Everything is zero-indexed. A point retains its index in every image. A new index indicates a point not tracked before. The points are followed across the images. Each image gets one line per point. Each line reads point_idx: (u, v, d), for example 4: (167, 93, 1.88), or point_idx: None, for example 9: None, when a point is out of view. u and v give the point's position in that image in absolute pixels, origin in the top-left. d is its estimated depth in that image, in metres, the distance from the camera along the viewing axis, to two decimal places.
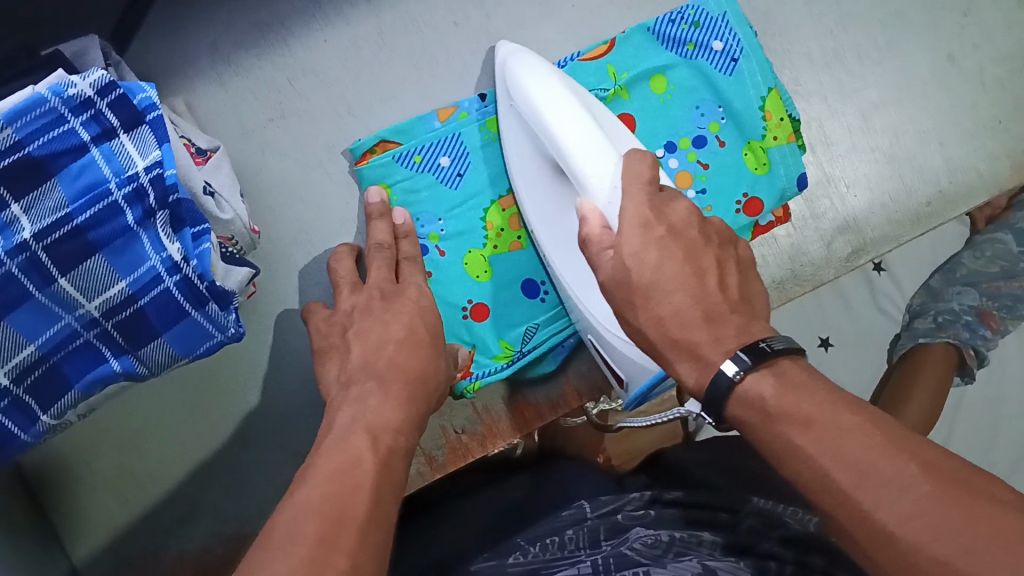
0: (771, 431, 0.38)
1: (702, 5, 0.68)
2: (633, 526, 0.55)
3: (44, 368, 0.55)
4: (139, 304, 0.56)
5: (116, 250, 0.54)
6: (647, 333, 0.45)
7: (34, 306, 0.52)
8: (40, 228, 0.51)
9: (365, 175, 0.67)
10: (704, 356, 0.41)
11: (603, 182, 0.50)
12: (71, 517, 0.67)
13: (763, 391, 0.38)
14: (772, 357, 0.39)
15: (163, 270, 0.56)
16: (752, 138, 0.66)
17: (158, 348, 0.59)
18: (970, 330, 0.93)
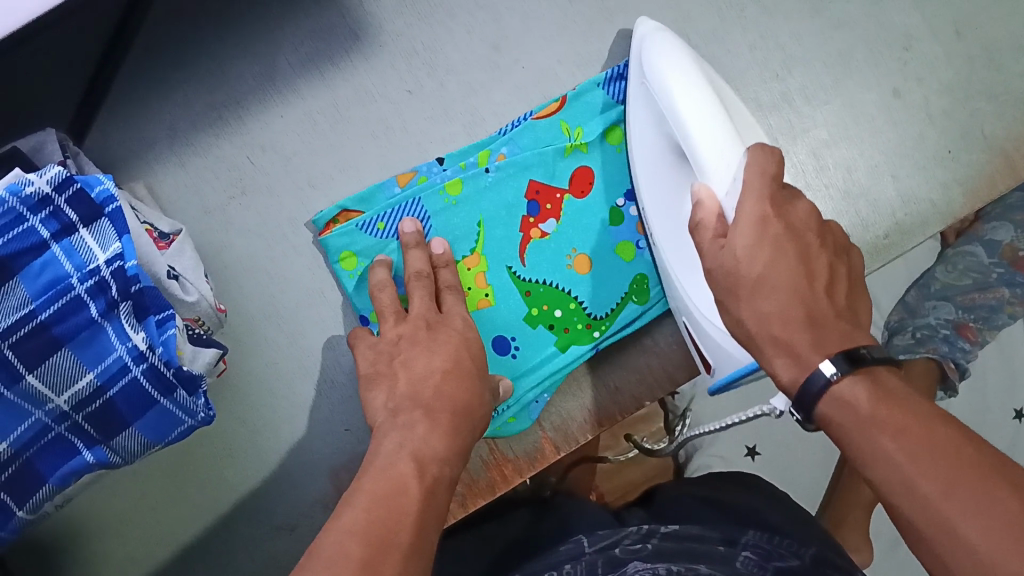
0: (862, 429, 0.41)
1: None
2: (630, 560, 0.59)
3: (18, 464, 0.57)
4: (108, 394, 0.57)
5: (82, 344, 0.55)
6: (749, 327, 0.48)
7: (4, 403, 0.54)
8: (4, 326, 0.53)
9: (330, 244, 0.68)
10: (802, 357, 0.45)
11: (722, 174, 0.55)
12: None
13: (857, 396, 0.41)
14: (869, 365, 0.42)
15: (129, 359, 0.56)
16: None
17: (130, 437, 0.59)
18: (949, 345, 0.94)
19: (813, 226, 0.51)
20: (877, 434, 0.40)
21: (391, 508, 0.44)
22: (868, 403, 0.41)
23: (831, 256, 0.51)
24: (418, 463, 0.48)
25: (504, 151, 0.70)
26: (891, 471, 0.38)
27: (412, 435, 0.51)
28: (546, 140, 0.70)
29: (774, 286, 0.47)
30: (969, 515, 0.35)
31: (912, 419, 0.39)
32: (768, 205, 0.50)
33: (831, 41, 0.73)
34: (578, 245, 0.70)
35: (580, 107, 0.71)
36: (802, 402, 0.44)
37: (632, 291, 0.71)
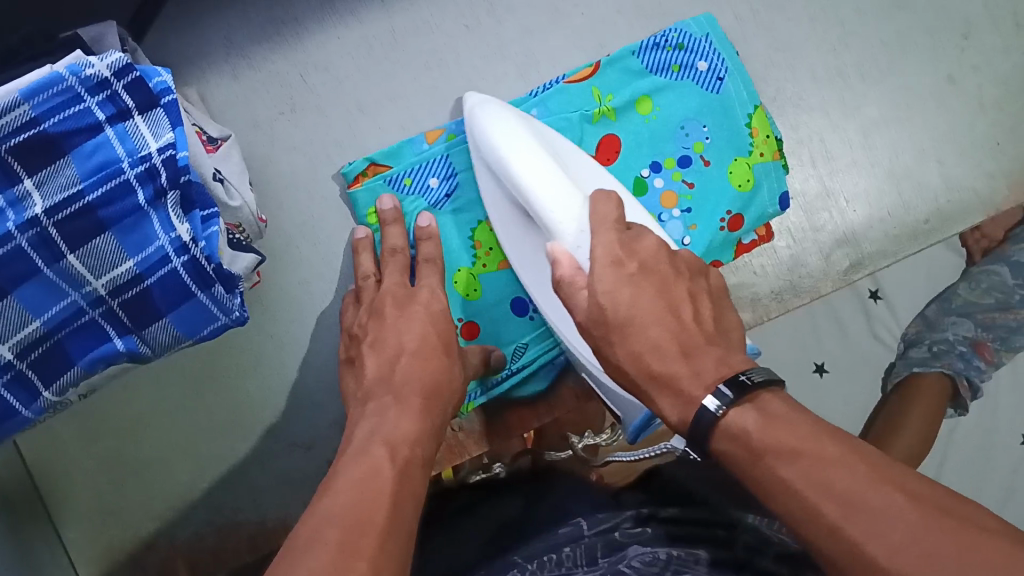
0: (756, 462, 0.38)
1: (684, 27, 0.70)
2: (629, 544, 0.53)
3: (47, 345, 0.56)
4: (145, 284, 0.57)
5: (127, 230, 0.55)
6: (627, 369, 0.46)
7: (42, 282, 0.53)
8: (51, 204, 0.52)
9: (359, 198, 0.68)
10: (684, 391, 0.42)
11: (573, 227, 0.51)
12: (63, 501, 0.68)
13: (745, 424, 0.39)
14: (753, 391, 0.40)
15: (171, 251, 0.56)
16: (739, 154, 0.69)
17: (161, 329, 0.59)
18: (965, 361, 0.91)
19: (665, 257, 0.49)
20: (775, 461, 0.38)
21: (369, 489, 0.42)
22: (756, 430, 0.39)
23: (688, 283, 0.49)
24: (391, 444, 0.47)
25: (533, 113, 0.69)
26: (791, 501, 0.37)
27: (385, 418, 0.50)
28: (576, 105, 0.69)
29: (640, 323, 0.45)
30: (874, 535, 0.34)
31: (810, 438, 0.37)
32: (620, 245, 0.48)
33: (891, 21, 0.73)
34: None
35: (612, 75, 0.69)
36: (692, 438, 0.42)
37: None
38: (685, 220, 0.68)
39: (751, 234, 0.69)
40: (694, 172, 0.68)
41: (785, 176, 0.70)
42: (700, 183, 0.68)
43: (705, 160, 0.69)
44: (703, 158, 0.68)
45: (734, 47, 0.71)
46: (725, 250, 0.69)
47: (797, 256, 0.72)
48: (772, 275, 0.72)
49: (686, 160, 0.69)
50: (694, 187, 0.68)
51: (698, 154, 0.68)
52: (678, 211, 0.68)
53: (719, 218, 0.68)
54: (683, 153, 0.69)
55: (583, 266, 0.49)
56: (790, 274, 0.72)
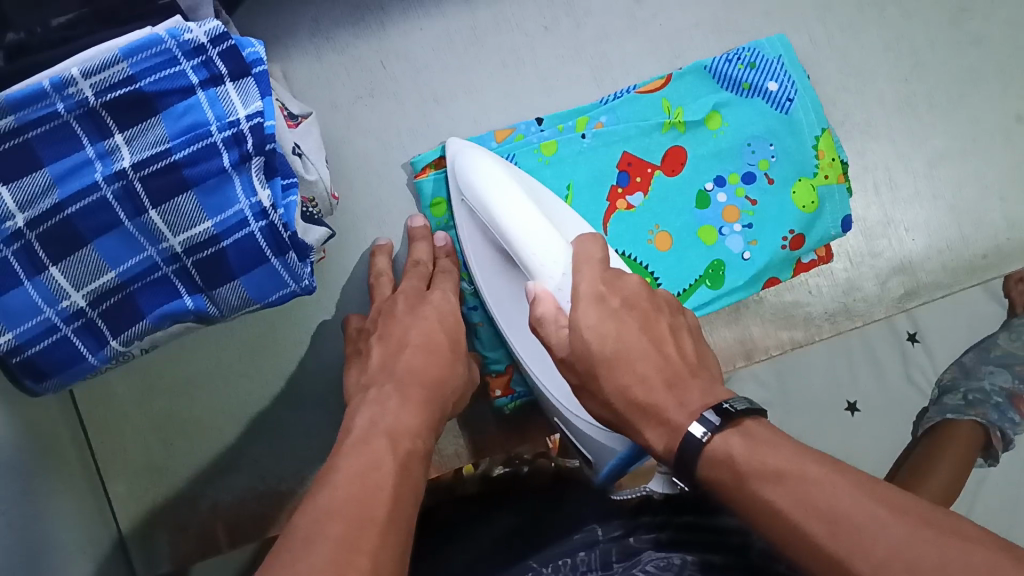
0: (741, 488, 0.36)
1: (758, 47, 0.71)
2: (645, 551, 0.51)
3: (119, 297, 0.56)
4: (221, 245, 0.57)
5: (209, 191, 0.56)
6: (614, 402, 0.42)
7: (122, 234, 0.55)
8: (139, 159, 0.54)
9: (425, 188, 0.69)
10: (670, 419, 0.39)
11: (555, 269, 0.51)
12: (112, 455, 0.69)
13: (730, 449, 0.37)
14: (737, 417, 0.37)
15: (250, 215, 0.57)
16: (803, 175, 0.69)
17: (232, 292, 0.59)
18: (999, 413, 0.68)
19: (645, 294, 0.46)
20: (755, 483, 0.35)
21: (368, 485, 0.39)
22: (773, 456, 0.36)
23: (668, 318, 0.46)
24: (394, 436, 0.44)
25: (603, 119, 0.70)
26: (773, 524, 0.34)
27: (386, 407, 0.48)
28: (645, 114, 0.70)
29: (628, 349, 0.42)
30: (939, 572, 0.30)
31: (793, 459, 0.35)
32: (601, 283, 0.46)
33: (965, 58, 0.75)
34: (661, 221, 0.68)
35: (684, 86, 0.70)
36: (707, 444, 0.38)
37: (708, 275, 0.68)
38: (746, 235, 0.68)
39: (810, 253, 0.70)
40: (758, 189, 0.69)
41: (849, 199, 0.70)
42: (762, 200, 0.69)
43: (770, 178, 0.69)
44: (767, 176, 0.69)
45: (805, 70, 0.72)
46: (784, 268, 0.70)
47: (853, 279, 0.73)
48: (827, 295, 0.73)
49: (751, 177, 0.69)
50: (756, 204, 0.69)
51: (763, 172, 0.69)
52: (739, 226, 0.69)
53: (781, 237, 0.69)
54: (748, 169, 0.69)
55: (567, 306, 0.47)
56: (846, 296, 0.73)
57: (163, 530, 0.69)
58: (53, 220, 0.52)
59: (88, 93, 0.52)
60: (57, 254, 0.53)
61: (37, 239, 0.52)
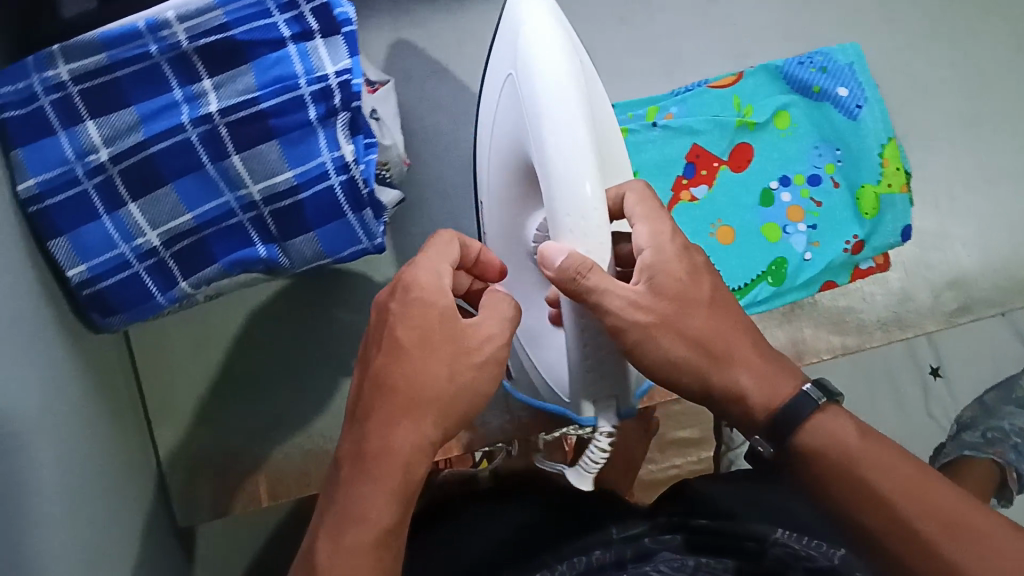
0: (848, 469, 0.38)
1: (829, 53, 0.73)
2: (661, 539, 0.48)
3: (192, 240, 0.54)
4: (300, 197, 0.55)
5: (293, 142, 0.54)
6: (687, 357, 0.42)
7: (202, 177, 0.53)
8: (225, 104, 0.52)
9: None
10: (762, 369, 0.42)
11: (575, 218, 0.41)
12: (164, 402, 0.69)
13: (845, 435, 0.39)
14: (833, 398, 0.41)
15: (332, 169, 0.55)
16: (866, 182, 0.71)
17: (307, 244, 0.56)
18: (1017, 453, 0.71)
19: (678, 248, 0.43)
20: (863, 470, 0.38)
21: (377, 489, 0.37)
22: (856, 441, 0.39)
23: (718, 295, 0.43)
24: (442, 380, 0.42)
25: (674, 111, 0.71)
26: (873, 509, 0.37)
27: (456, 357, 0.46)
28: (716, 108, 0.71)
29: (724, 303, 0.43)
30: None
31: (895, 458, 0.38)
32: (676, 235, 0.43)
33: None
34: (724, 216, 0.70)
35: (755, 87, 0.72)
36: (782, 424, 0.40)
37: (770, 271, 0.69)
38: (810, 234, 0.70)
39: (868, 259, 0.71)
40: (823, 191, 0.70)
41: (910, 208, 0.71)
42: (827, 202, 0.70)
43: (835, 182, 0.71)
44: (832, 179, 0.71)
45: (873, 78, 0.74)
46: (841, 272, 0.71)
47: (907, 289, 0.73)
48: (880, 303, 0.72)
49: (816, 179, 0.71)
50: (821, 205, 0.70)
51: (829, 175, 0.71)
52: (804, 225, 0.70)
53: (843, 241, 0.70)
54: (814, 172, 0.71)
55: (597, 277, 0.40)
56: (898, 306, 0.73)
57: (205, 485, 0.68)
58: (135, 158, 0.51)
59: (181, 37, 0.51)
60: (137, 190, 0.52)
61: (119, 174, 0.51)
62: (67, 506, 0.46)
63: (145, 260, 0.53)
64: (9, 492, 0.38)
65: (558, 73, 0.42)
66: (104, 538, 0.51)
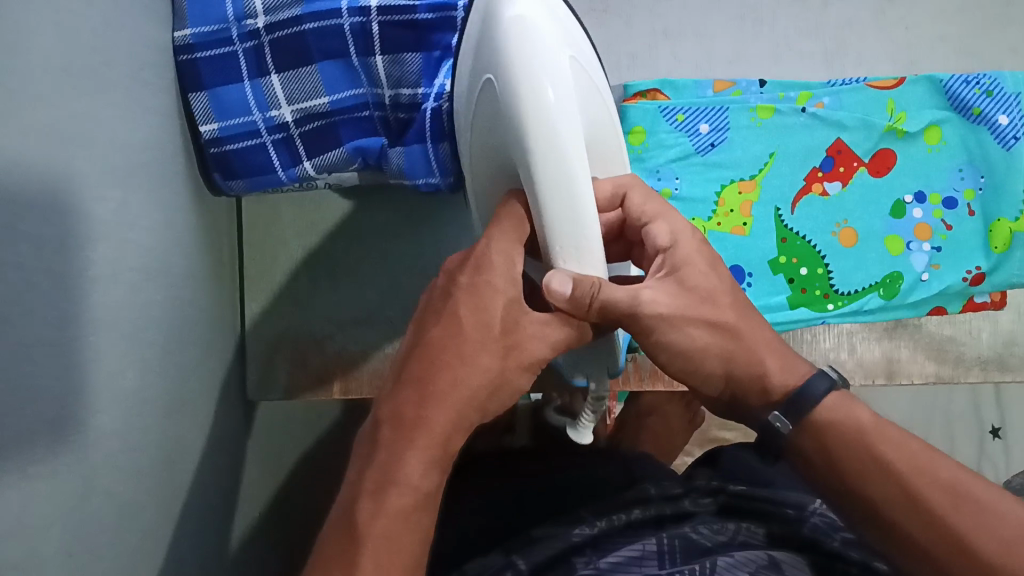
0: (874, 451, 0.40)
1: (998, 78, 0.70)
2: (698, 514, 0.53)
3: (321, 123, 0.58)
4: (420, 112, 0.57)
5: (430, 61, 0.55)
6: (711, 334, 0.42)
7: (346, 66, 0.56)
8: (384, 3, 0.53)
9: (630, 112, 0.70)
10: (783, 360, 0.43)
11: (574, 245, 0.37)
12: (259, 275, 0.70)
13: (860, 415, 0.41)
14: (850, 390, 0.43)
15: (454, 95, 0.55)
16: (1003, 217, 0.68)
17: (399, 157, 0.60)
18: None
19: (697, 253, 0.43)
20: (878, 444, 0.40)
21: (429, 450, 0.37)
22: (871, 421, 0.41)
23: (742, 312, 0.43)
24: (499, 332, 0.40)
25: (825, 101, 0.70)
26: (893, 485, 0.40)
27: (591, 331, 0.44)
28: (868, 108, 0.70)
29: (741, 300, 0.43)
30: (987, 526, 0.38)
31: (909, 437, 0.41)
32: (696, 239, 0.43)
33: None
34: (849, 217, 0.69)
35: (913, 95, 0.70)
36: (802, 411, 0.41)
37: (883, 284, 0.68)
38: (932, 256, 0.68)
39: (984, 294, 0.69)
40: (956, 216, 0.68)
41: None
42: (957, 229, 0.68)
43: (971, 209, 0.69)
44: (969, 206, 0.69)
45: None
46: (953, 301, 0.69)
47: (1016, 333, 0.70)
48: (986, 342, 0.70)
49: (952, 203, 0.69)
50: (951, 229, 0.68)
51: (967, 201, 0.69)
52: (928, 245, 0.68)
53: (964, 271, 0.68)
54: (952, 194, 0.69)
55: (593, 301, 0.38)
56: (1003, 348, 0.70)
57: (282, 362, 0.69)
58: (289, 31, 0.54)
59: None
60: (282, 64, 0.56)
61: (268, 43, 0.55)
62: (152, 331, 0.49)
63: (274, 133, 0.58)
64: (81, 296, 0.39)
65: (543, 118, 0.37)
66: (177, 371, 0.53)
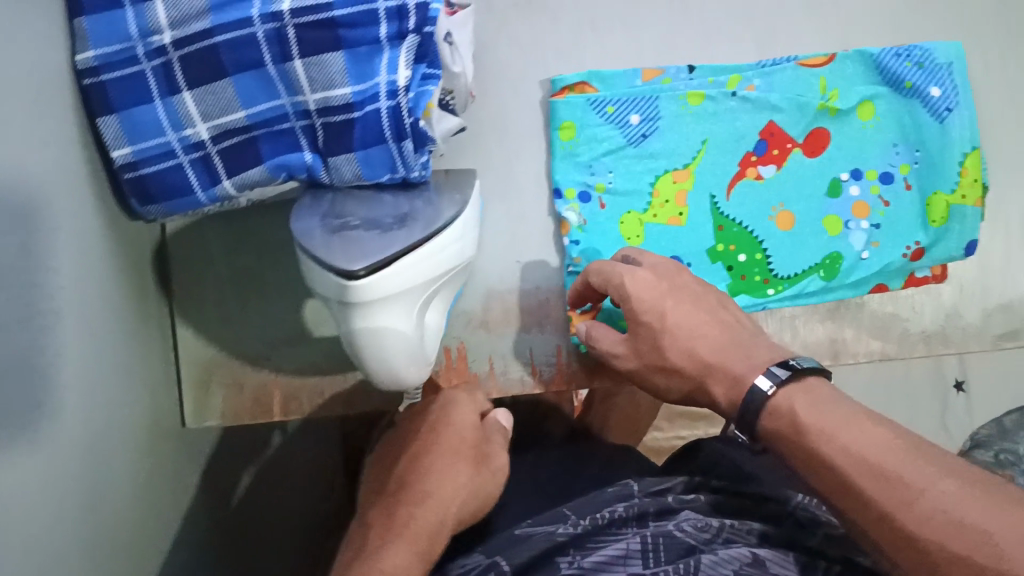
0: (801, 439, 0.43)
1: (930, 49, 0.69)
2: (682, 510, 0.52)
3: (242, 138, 0.57)
4: (353, 115, 0.55)
5: (357, 58, 0.54)
6: (680, 369, 0.52)
7: (262, 75, 0.54)
8: (298, 6, 0.52)
9: (557, 108, 0.68)
10: (737, 375, 0.48)
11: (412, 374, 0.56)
12: (189, 297, 0.68)
13: (794, 402, 0.44)
14: (801, 372, 0.46)
15: (384, 92, 0.54)
16: (941, 190, 0.68)
17: (347, 163, 0.57)
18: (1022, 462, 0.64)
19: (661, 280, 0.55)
20: (823, 446, 0.42)
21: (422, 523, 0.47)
22: (804, 415, 0.44)
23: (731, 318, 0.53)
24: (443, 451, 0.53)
25: (755, 83, 0.68)
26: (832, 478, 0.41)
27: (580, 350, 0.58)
28: (801, 89, 0.68)
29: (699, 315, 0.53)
30: (929, 532, 0.38)
31: (842, 428, 0.42)
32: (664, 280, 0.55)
33: None
34: (785, 200, 0.68)
35: (844, 72, 0.69)
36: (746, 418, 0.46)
37: (823, 265, 0.67)
38: (871, 234, 0.67)
39: (925, 268, 0.69)
40: (893, 191, 0.68)
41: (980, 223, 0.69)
42: (895, 203, 0.68)
43: (908, 183, 0.68)
44: (905, 180, 0.68)
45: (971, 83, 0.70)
46: (895, 277, 0.68)
47: (957, 306, 0.71)
48: (929, 316, 0.71)
49: (889, 178, 0.68)
50: (889, 205, 0.68)
51: (903, 175, 0.68)
52: (867, 224, 0.68)
53: (904, 246, 0.67)
54: (888, 169, 0.68)
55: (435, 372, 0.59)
56: (946, 321, 0.71)
57: (217, 386, 0.68)
58: (201, 44, 0.53)
59: None
60: (195, 80, 0.54)
61: (178, 59, 0.53)
62: (76, 376, 0.47)
63: (190, 152, 0.56)
64: None
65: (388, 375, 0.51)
66: (113, 419, 0.53)
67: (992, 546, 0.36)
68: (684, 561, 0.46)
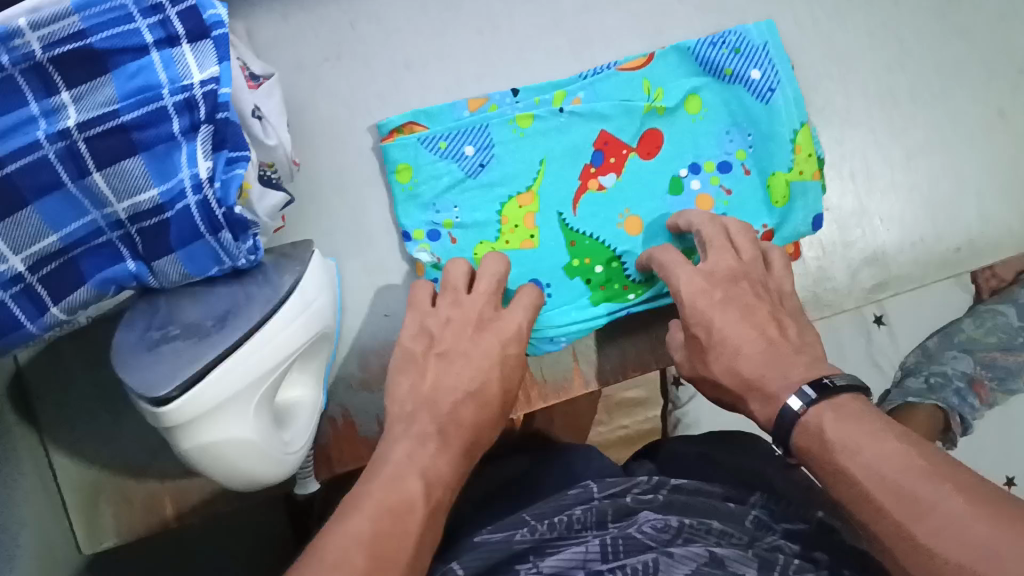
0: (830, 457, 0.42)
1: (745, 32, 0.69)
2: (641, 510, 0.48)
3: (60, 262, 0.49)
4: (167, 215, 0.51)
5: (157, 159, 0.49)
6: (725, 383, 0.51)
7: (66, 195, 0.47)
8: (87, 118, 0.46)
9: (390, 152, 0.67)
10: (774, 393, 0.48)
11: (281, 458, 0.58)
12: (55, 424, 0.66)
13: (823, 421, 0.44)
14: (834, 390, 0.45)
15: (190, 187, 0.50)
16: (778, 170, 0.68)
17: (172, 264, 0.53)
18: (959, 396, 0.82)
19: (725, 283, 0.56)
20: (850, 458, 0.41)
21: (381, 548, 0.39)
22: (832, 429, 0.43)
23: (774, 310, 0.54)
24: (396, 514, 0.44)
25: (580, 95, 0.68)
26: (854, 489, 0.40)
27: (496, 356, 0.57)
28: (625, 93, 0.69)
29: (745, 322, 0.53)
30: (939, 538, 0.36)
31: (865, 442, 0.41)
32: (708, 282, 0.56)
33: (943, 50, 0.78)
34: (631, 205, 0.67)
35: (665, 70, 0.69)
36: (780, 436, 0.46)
37: None
38: None
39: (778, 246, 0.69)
40: (733, 178, 0.68)
41: (823, 194, 0.69)
42: (737, 189, 0.68)
43: (746, 168, 0.68)
44: (743, 166, 0.68)
45: (790, 61, 0.71)
46: None
47: (825, 269, 0.73)
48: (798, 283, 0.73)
49: (727, 166, 0.68)
50: (731, 194, 0.68)
51: (739, 162, 0.68)
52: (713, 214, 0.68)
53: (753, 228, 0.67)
54: (724, 158, 0.69)
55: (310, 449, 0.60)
56: (817, 285, 0.73)
57: (107, 505, 0.66)
58: None
59: (35, 46, 0.42)
60: None
61: None
62: None
63: (10, 287, 0.47)
64: None
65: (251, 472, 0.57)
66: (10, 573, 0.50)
67: (974, 533, 0.35)
68: (641, 560, 0.42)
